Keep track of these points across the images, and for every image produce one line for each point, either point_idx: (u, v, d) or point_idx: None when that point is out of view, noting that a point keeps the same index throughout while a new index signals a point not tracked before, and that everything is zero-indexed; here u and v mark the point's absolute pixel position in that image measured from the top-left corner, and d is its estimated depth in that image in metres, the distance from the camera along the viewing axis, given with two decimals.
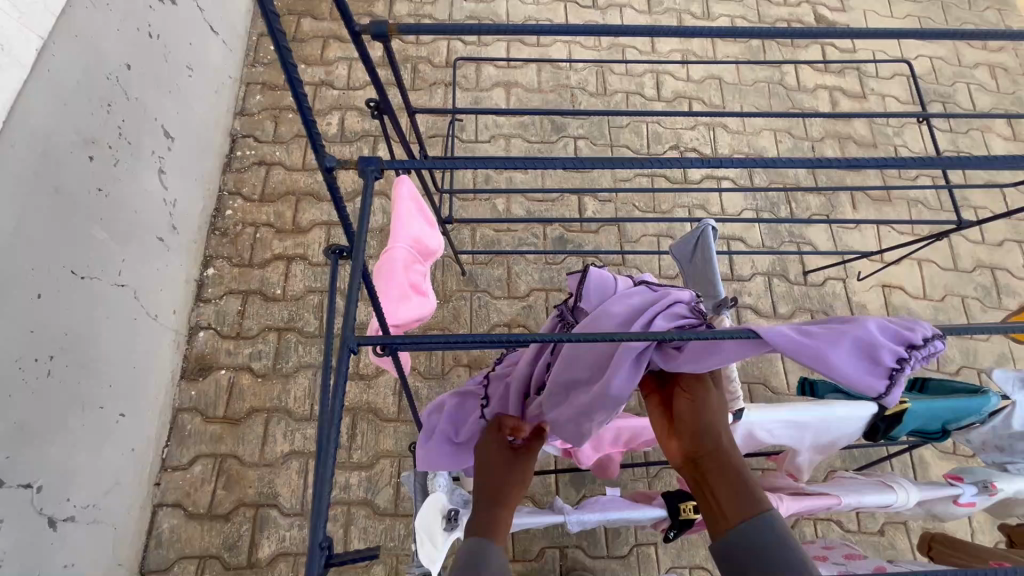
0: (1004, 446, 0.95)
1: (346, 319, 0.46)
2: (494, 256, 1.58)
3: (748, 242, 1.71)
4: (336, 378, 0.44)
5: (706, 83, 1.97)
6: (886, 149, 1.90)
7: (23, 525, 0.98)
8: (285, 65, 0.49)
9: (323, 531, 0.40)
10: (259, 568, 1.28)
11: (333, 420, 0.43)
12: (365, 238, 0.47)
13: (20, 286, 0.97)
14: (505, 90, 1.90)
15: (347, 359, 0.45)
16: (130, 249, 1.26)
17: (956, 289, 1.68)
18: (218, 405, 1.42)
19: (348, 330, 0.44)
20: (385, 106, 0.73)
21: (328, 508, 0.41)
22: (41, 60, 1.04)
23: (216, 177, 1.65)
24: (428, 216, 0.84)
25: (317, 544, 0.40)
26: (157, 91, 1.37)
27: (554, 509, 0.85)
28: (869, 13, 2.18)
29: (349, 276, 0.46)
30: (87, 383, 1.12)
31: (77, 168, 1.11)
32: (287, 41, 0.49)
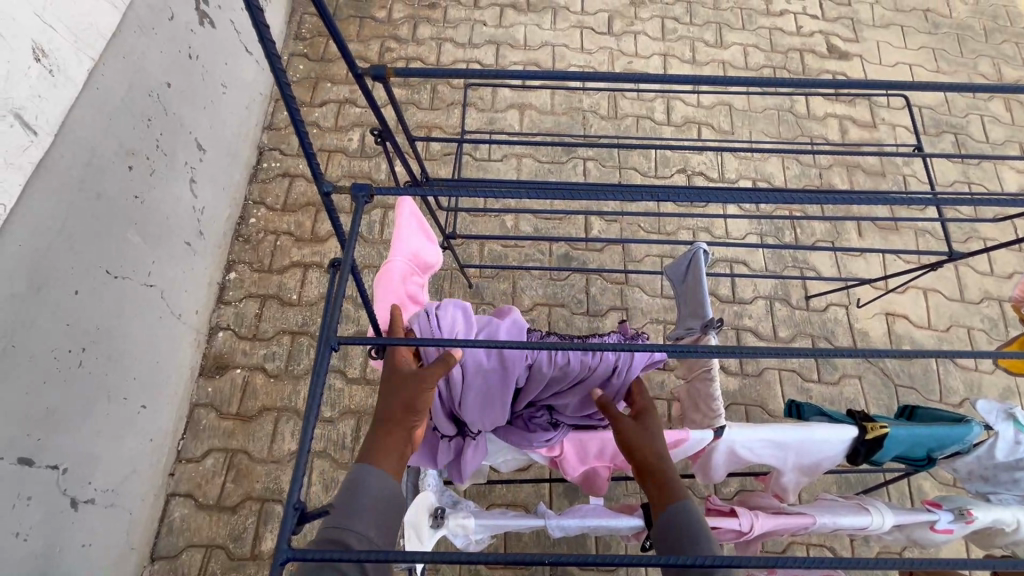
0: (988, 476, 0.95)
1: (328, 320, 0.50)
2: (500, 270, 1.65)
3: (751, 266, 1.73)
4: (315, 372, 0.48)
5: (716, 109, 2.02)
6: (894, 178, 1.92)
7: (47, 504, 1.05)
8: (280, 84, 0.51)
9: (299, 494, 0.42)
10: (261, 560, 1.34)
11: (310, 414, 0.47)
12: (352, 253, 0.52)
13: (61, 283, 1.06)
14: (519, 112, 1.98)
15: (327, 357, 0.48)
16: (160, 252, 1.35)
17: (962, 319, 1.68)
18: (232, 402, 1.49)
19: (331, 326, 0.48)
20: (388, 133, 0.80)
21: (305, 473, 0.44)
22: (91, 79, 1.14)
23: (242, 187, 1.76)
24: (428, 232, 0.89)
25: (291, 504, 0.42)
26: (193, 106, 1.48)
27: (538, 514, 0.89)
28: (883, 43, 2.20)
29: (336, 282, 0.51)
30: (113, 375, 1.20)
31: (117, 177, 1.21)
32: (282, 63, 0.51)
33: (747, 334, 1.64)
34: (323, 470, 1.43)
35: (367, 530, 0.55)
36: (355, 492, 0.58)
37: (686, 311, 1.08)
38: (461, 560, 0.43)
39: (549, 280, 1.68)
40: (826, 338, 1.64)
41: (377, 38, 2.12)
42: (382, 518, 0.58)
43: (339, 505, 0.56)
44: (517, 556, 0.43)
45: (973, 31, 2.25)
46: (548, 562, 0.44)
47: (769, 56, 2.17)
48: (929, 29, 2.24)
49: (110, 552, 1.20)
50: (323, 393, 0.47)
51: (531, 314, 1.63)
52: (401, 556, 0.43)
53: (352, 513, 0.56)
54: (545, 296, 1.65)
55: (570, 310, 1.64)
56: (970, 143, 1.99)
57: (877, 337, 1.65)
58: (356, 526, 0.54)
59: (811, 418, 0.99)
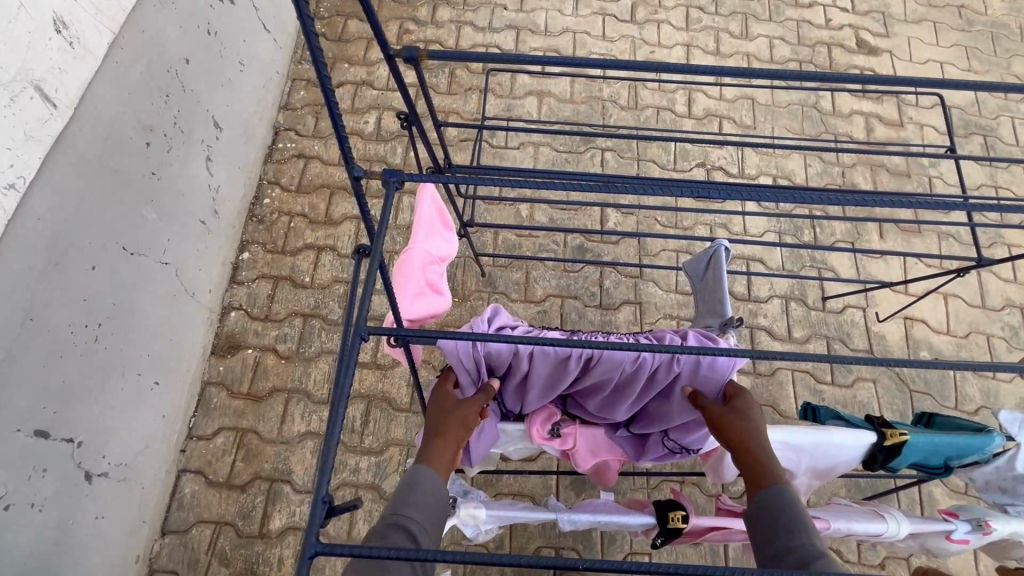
0: (1007, 487, 0.94)
1: (360, 308, 0.49)
2: (513, 260, 1.63)
3: (769, 264, 1.71)
4: (345, 362, 0.47)
5: (738, 102, 1.98)
6: (919, 180, 1.87)
7: (62, 476, 1.06)
8: (315, 63, 0.50)
9: (328, 488, 0.42)
10: (269, 539, 1.35)
11: (338, 403, 0.46)
12: (383, 240, 0.51)
13: (79, 258, 1.07)
14: (538, 99, 1.95)
15: (358, 345, 0.48)
16: (175, 230, 1.35)
17: (982, 326, 1.65)
18: (244, 381, 1.50)
19: (363, 318, 0.48)
20: (413, 116, 0.79)
21: (333, 468, 0.43)
22: (111, 52, 1.13)
23: (258, 167, 1.75)
24: (446, 220, 0.86)
25: (320, 498, 0.41)
26: (211, 83, 1.47)
27: (548, 506, 0.89)
28: (913, 40, 2.14)
29: (366, 270, 0.50)
30: (128, 351, 1.21)
31: (135, 153, 1.20)
32: (318, 39, 0.49)
33: (761, 332, 1.62)
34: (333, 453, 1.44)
35: (420, 521, 0.56)
36: (406, 488, 0.60)
37: (702, 306, 1.08)
38: (492, 561, 0.43)
39: (563, 271, 1.66)
40: (841, 340, 1.62)
41: (396, 20, 2.09)
42: (430, 514, 0.58)
43: (394, 497, 0.59)
44: (549, 559, 0.43)
45: (1008, 29, 2.18)
46: (579, 568, 0.43)
47: (795, 49, 2.11)
48: (962, 26, 2.18)
49: (122, 526, 1.22)
50: (351, 383, 0.46)
51: (544, 306, 1.62)
52: (431, 554, 0.43)
53: (403, 503, 0.58)
54: (558, 288, 1.64)
55: (583, 303, 1.63)
56: (999, 145, 1.94)
57: (894, 342, 1.62)
58: (411, 517, 0.56)
59: (827, 421, 0.98)
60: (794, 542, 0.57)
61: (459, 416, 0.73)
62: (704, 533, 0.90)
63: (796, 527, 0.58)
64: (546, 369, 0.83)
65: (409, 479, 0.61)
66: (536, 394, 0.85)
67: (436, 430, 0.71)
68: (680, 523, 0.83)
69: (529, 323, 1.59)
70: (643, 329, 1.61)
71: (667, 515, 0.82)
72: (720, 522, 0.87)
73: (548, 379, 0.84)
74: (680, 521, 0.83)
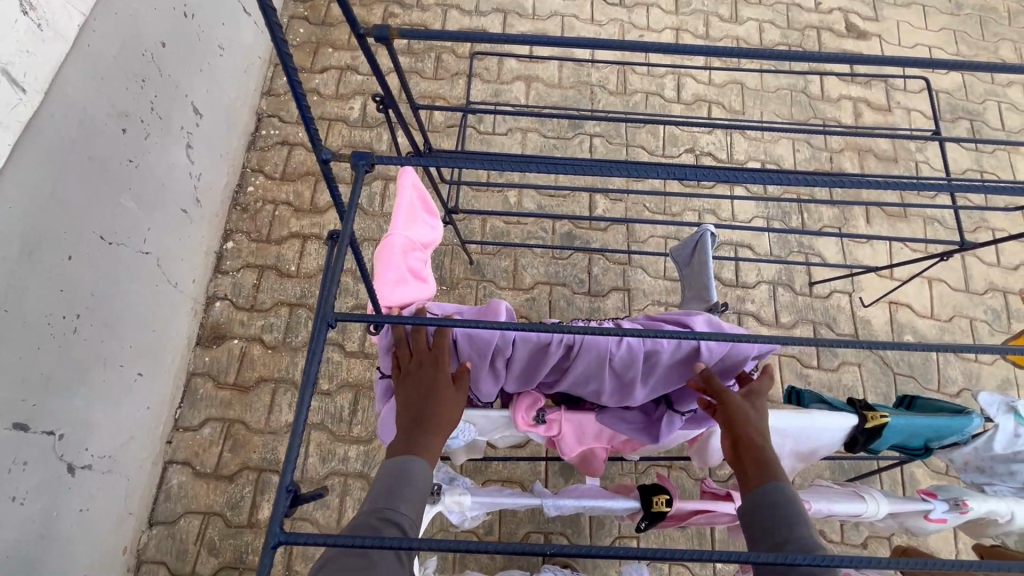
0: (984, 467, 0.95)
1: (325, 296, 0.48)
2: (501, 247, 1.62)
3: (756, 250, 1.71)
4: (312, 351, 0.47)
5: (728, 87, 1.97)
6: (906, 165, 1.88)
7: (43, 469, 1.05)
8: (275, 39, 0.47)
9: (290, 478, 0.41)
10: (258, 528, 1.35)
11: (306, 390, 0.46)
12: (352, 223, 0.50)
13: (54, 249, 1.04)
14: (526, 84, 1.92)
15: (324, 333, 0.47)
16: (155, 219, 1.32)
17: (965, 310, 1.67)
18: (230, 371, 1.49)
19: (329, 303, 0.47)
20: (390, 99, 0.77)
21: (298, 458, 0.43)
22: (82, 35, 1.10)
23: (241, 154, 1.72)
24: (429, 206, 0.85)
25: (283, 488, 0.41)
26: (189, 69, 1.43)
27: (533, 493, 0.89)
28: (902, 23, 2.13)
29: (333, 257, 0.49)
30: (109, 343, 1.19)
31: (110, 139, 1.17)
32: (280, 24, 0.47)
33: (748, 318, 1.63)
34: (321, 441, 1.44)
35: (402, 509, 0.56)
36: (389, 479, 0.59)
37: (688, 292, 1.08)
38: (461, 549, 0.42)
39: (551, 258, 1.66)
40: (828, 325, 1.63)
41: (381, 3, 2.04)
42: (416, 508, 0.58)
43: (382, 490, 0.58)
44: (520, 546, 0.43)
45: (996, 13, 2.18)
46: (547, 553, 0.43)
47: (785, 33, 2.10)
48: (951, 9, 2.17)
49: (109, 518, 1.22)
50: (319, 371, 0.46)
51: (532, 293, 1.61)
52: (397, 542, 0.42)
53: (392, 497, 0.57)
54: (546, 275, 1.63)
55: (572, 290, 1.62)
56: (985, 130, 1.95)
57: (879, 326, 1.64)
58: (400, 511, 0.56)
59: (811, 404, 0.98)
60: (795, 536, 0.59)
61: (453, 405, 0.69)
62: (688, 516, 0.91)
63: (793, 517, 0.61)
64: (526, 354, 0.82)
65: (401, 475, 0.60)
66: (515, 377, 0.85)
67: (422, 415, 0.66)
68: (664, 506, 0.84)
69: (517, 311, 1.58)
70: (632, 316, 1.61)
71: (650, 499, 0.83)
72: (703, 505, 0.88)
73: (530, 364, 0.84)
74: (664, 505, 0.84)
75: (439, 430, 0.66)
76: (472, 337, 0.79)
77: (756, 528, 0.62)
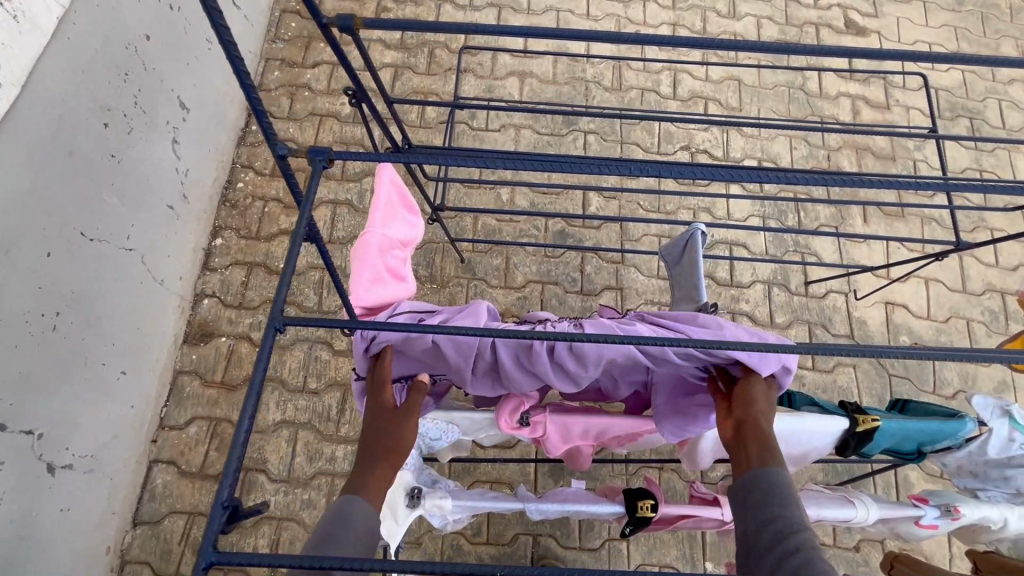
0: (978, 472, 0.94)
1: (278, 298, 0.48)
2: (493, 245, 1.60)
3: (751, 249, 1.69)
4: (261, 354, 0.46)
5: (725, 84, 1.94)
6: (904, 163, 1.86)
7: (22, 469, 1.03)
8: (225, 30, 0.45)
9: (228, 491, 0.41)
10: (243, 528, 1.34)
11: (253, 393, 0.45)
12: (309, 208, 0.50)
13: (31, 245, 1.02)
14: (519, 80, 1.90)
15: (272, 337, 0.47)
16: (140, 215, 1.31)
17: (962, 311, 1.65)
18: (217, 370, 1.47)
19: (278, 309, 0.47)
20: (362, 93, 0.75)
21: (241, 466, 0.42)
22: (62, 28, 1.08)
23: (230, 150, 1.70)
24: (408, 203, 0.83)
25: (221, 502, 0.41)
26: (175, 62, 1.41)
27: (516, 496, 0.88)
28: (902, 20, 2.10)
29: (286, 258, 0.49)
30: (91, 341, 1.17)
31: (91, 134, 1.15)
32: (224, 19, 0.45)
33: (742, 318, 1.61)
34: (309, 441, 1.42)
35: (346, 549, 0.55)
36: (334, 520, 0.58)
37: (677, 292, 1.06)
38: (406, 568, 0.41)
39: (543, 256, 1.64)
40: (823, 325, 1.61)
41: None
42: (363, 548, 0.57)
43: (326, 534, 0.56)
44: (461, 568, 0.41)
45: (997, 9, 2.15)
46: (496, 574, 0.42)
47: (783, 29, 2.07)
48: (952, 6, 2.14)
49: (91, 518, 1.20)
50: (265, 376, 0.45)
51: (524, 292, 1.59)
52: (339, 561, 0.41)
53: (336, 542, 0.55)
54: (538, 274, 1.61)
55: (564, 288, 1.61)
56: (985, 128, 1.92)
57: (875, 327, 1.62)
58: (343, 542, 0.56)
59: (802, 407, 0.96)
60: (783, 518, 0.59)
61: (404, 428, 0.70)
62: (675, 521, 0.89)
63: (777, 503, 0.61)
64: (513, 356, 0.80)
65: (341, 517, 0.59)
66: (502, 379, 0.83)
67: (377, 441, 0.67)
68: (649, 512, 0.82)
69: (508, 309, 1.56)
70: (624, 315, 1.59)
71: (635, 504, 0.81)
72: (690, 510, 0.86)
73: (516, 366, 0.82)
74: (648, 510, 0.82)
75: (386, 455, 0.66)
76: (455, 341, 0.78)
77: (737, 512, 0.64)
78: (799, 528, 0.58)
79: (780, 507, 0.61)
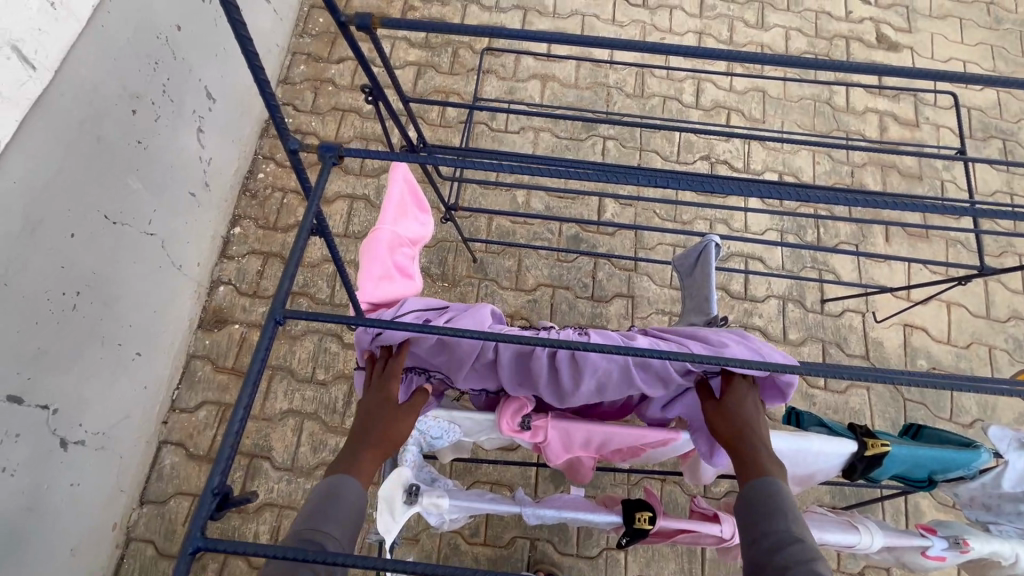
0: (991, 505, 0.91)
1: (280, 291, 0.48)
2: (506, 247, 1.61)
3: (768, 263, 1.66)
4: (262, 344, 0.47)
5: (749, 94, 1.92)
6: (931, 183, 1.81)
7: (36, 442, 1.06)
8: (238, 27, 0.46)
9: (219, 478, 0.42)
10: (245, 514, 1.36)
11: (252, 382, 0.46)
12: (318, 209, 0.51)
13: (55, 225, 1.05)
14: (541, 83, 1.90)
15: (273, 330, 0.47)
16: (162, 201, 1.34)
17: (984, 337, 1.60)
18: (229, 356, 1.50)
19: (280, 303, 0.47)
20: (378, 91, 0.75)
21: (234, 454, 0.43)
22: (96, 16, 1.11)
23: (253, 141, 1.73)
24: (420, 202, 0.84)
25: (211, 488, 0.42)
26: (204, 53, 1.44)
27: (514, 499, 0.87)
28: (936, 36, 2.05)
29: (292, 253, 0.50)
30: (109, 321, 1.20)
31: (119, 120, 1.18)
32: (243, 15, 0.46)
33: (755, 333, 1.58)
34: (315, 431, 1.44)
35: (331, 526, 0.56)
36: (320, 499, 0.59)
37: (687, 303, 1.05)
38: (386, 566, 0.42)
39: (556, 260, 1.63)
40: (838, 344, 1.58)
41: None
42: (351, 521, 0.59)
43: (314, 510, 0.57)
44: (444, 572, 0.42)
45: None
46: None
47: (812, 41, 2.04)
48: (990, 23, 2.09)
49: (100, 495, 1.23)
50: (263, 367, 0.46)
51: (534, 294, 1.59)
52: (324, 556, 0.42)
53: (324, 517, 0.56)
54: (550, 278, 1.61)
55: (575, 293, 1.60)
56: (1018, 151, 1.87)
57: (892, 349, 1.58)
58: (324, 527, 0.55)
59: (809, 427, 0.95)
60: (775, 528, 0.60)
61: (393, 421, 0.72)
62: (674, 535, 0.88)
63: (779, 514, 0.62)
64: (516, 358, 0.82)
65: (329, 491, 0.60)
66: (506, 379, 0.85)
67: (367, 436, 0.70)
68: (646, 524, 0.82)
69: (518, 311, 1.57)
70: (634, 323, 1.58)
71: (633, 515, 0.81)
72: (689, 525, 0.85)
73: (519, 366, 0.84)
74: (646, 522, 0.82)
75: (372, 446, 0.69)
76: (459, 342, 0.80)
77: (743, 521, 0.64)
78: (794, 537, 0.59)
79: (778, 518, 0.61)
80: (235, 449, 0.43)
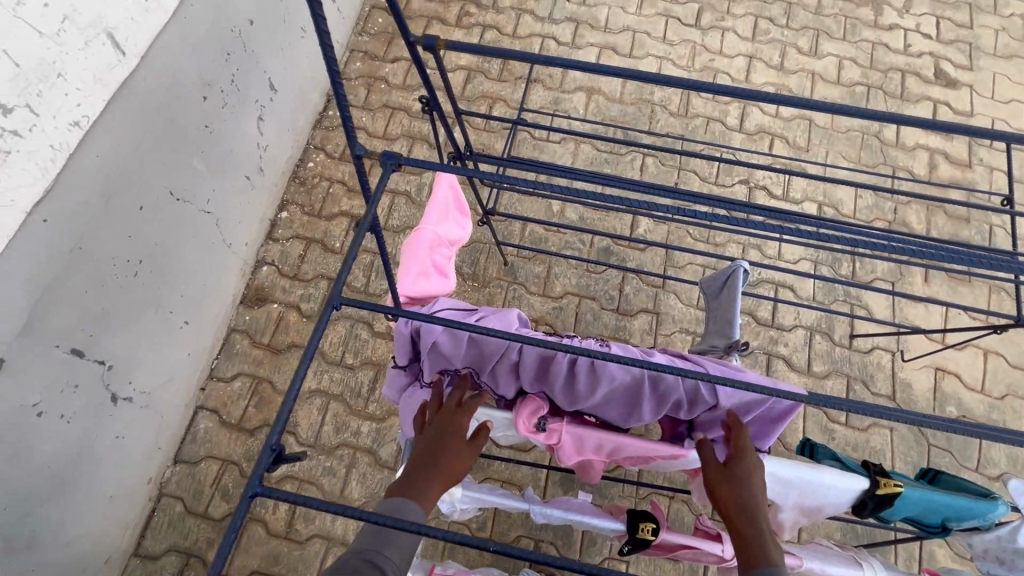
0: (1005, 559, 0.90)
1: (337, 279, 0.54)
2: (537, 253, 1.64)
3: (798, 292, 1.65)
4: (319, 324, 0.53)
5: (795, 122, 1.90)
6: (979, 227, 1.76)
7: (91, 394, 1.15)
8: (323, 43, 0.51)
9: (277, 437, 0.47)
10: (268, 483, 1.43)
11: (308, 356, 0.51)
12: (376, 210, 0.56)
13: (128, 197, 1.14)
14: (587, 95, 1.93)
15: (329, 313, 0.52)
16: (220, 182, 1.43)
17: (1021, 390, 1.55)
18: (266, 332, 1.59)
19: (339, 288, 0.53)
20: (435, 101, 0.80)
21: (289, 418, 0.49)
22: (182, 8, 1.20)
23: (307, 131, 1.82)
24: (460, 205, 0.88)
25: (268, 445, 0.47)
26: (271, 47, 1.53)
27: (523, 497, 0.91)
28: (999, 76, 2.00)
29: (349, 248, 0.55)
30: (163, 290, 1.29)
31: (191, 105, 1.27)
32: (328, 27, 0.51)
33: (778, 361, 1.57)
34: (339, 412, 1.51)
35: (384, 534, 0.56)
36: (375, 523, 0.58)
37: (710, 325, 1.07)
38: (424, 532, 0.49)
39: (585, 270, 1.66)
40: (864, 381, 1.55)
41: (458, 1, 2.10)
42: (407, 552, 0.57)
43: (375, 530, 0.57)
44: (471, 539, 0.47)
45: None
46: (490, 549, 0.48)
47: (866, 73, 2.01)
48: None
49: (140, 449, 1.32)
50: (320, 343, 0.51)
51: (560, 302, 1.62)
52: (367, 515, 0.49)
53: (385, 539, 0.56)
54: (577, 287, 1.64)
55: (600, 304, 1.63)
56: None
57: (920, 392, 1.54)
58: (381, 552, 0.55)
59: (823, 459, 0.95)
60: None
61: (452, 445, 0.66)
62: (676, 550, 0.90)
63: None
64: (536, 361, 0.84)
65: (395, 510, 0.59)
66: (523, 382, 0.86)
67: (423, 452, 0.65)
68: (649, 535, 0.84)
69: (542, 317, 1.60)
70: (657, 340, 1.59)
71: (636, 525, 0.83)
72: (691, 541, 0.87)
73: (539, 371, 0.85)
74: (648, 533, 0.84)
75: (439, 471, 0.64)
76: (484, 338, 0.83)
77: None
78: None
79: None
80: (291, 414, 0.49)
